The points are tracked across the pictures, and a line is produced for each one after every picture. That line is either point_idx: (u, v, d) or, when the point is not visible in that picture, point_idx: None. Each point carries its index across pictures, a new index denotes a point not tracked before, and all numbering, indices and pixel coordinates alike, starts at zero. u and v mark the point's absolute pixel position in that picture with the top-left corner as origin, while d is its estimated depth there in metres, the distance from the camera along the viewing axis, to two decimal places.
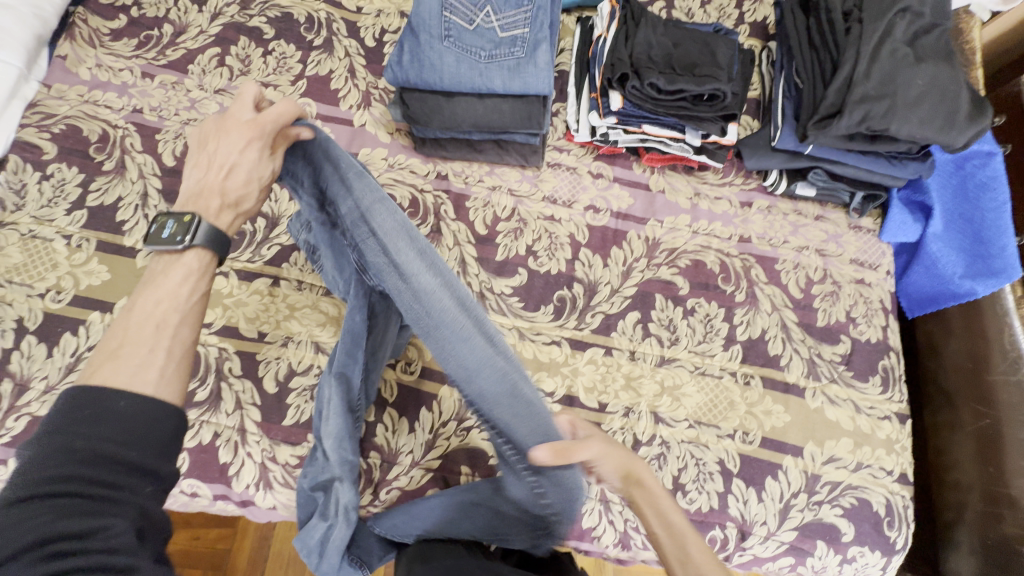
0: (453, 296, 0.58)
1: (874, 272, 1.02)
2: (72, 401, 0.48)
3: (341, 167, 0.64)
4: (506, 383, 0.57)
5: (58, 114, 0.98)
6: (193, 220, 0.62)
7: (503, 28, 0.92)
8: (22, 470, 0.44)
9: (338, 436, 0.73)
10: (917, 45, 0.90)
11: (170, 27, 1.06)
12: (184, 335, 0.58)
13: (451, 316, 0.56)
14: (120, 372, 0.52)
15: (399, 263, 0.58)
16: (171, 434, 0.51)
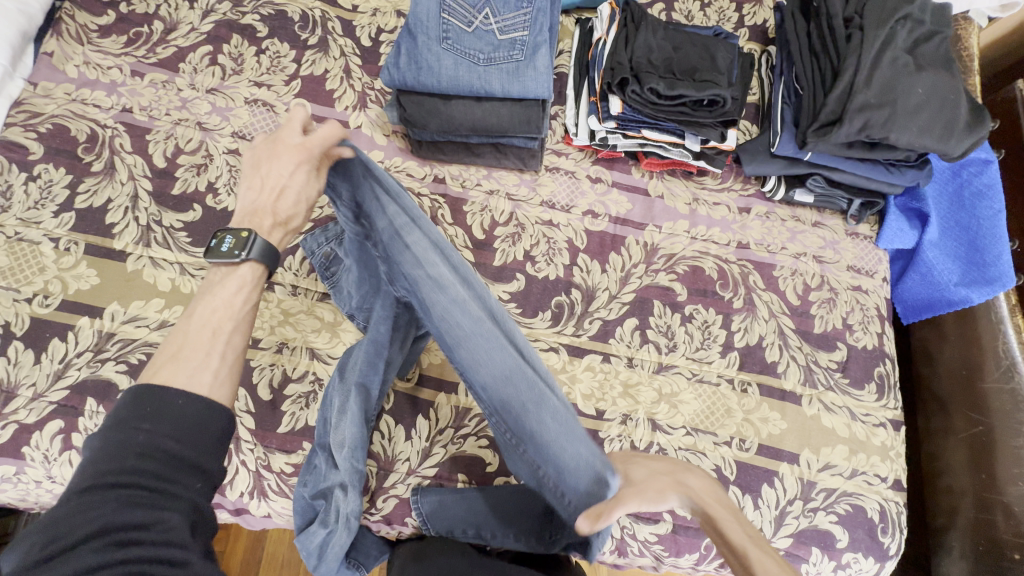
0: (484, 308, 0.66)
1: (871, 278, 1.02)
2: (135, 399, 0.50)
3: (381, 186, 0.68)
4: (534, 392, 0.63)
5: (45, 113, 0.95)
6: (249, 236, 0.62)
7: (502, 30, 0.91)
8: (94, 461, 0.47)
9: (345, 442, 0.74)
10: (917, 53, 0.89)
11: (161, 23, 1.04)
12: (236, 342, 0.59)
13: (482, 322, 0.65)
14: (178, 377, 0.53)
15: (437, 275, 0.66)
16: (221, 434, 0.53)
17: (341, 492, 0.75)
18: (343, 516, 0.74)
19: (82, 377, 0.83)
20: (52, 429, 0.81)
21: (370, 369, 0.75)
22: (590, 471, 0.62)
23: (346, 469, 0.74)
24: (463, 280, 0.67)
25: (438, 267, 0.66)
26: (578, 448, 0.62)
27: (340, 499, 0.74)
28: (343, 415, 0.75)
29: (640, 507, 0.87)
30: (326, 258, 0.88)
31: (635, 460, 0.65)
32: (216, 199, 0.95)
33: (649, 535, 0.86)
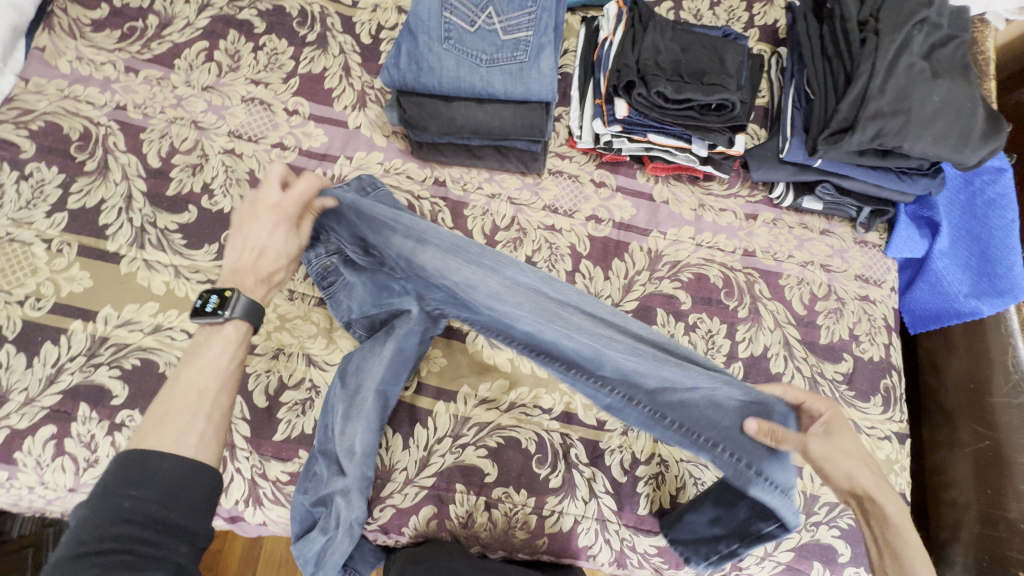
0: (525, 285, 0.73)
1: (879, 288, 1.00)
2: (120, 466, 0.51)
3: (371, 213, 0.72)
4: (612, 346, 0.69)
5: (37, 110, 0.93)
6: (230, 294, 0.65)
7: (506, 30, 0.88)
8: (78, 528, 0.48)
9: (354, 451, 0.77)
10: (933, 58, 0.87)
11: (156, 18, 1.01)
12: (223, 401, 0.61)
13: (527, 306, 0.71)
14: (165, 439, 0.54)
15: (464, 279, 0.71)
16: (206, 495, 0.54)
17: (342, 500, 0.75)
18: (346, 525, 0.75)
19: (75, 382, 0.82)
20: (44, 435, 0.79)
21: (388, 380, 0.80)
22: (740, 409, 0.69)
23: (353, 480, 0.76)
24: (490, 269, 0.73)
25: (471, 252, 0.74)
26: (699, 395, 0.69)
27: (340, 506, 0.75)
28: (355, 423, 0.78)
29: (640, 519, 0.85)
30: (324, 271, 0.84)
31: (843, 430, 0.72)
32: (212, 200, 0.93)
33: (648, 547, 0.85)
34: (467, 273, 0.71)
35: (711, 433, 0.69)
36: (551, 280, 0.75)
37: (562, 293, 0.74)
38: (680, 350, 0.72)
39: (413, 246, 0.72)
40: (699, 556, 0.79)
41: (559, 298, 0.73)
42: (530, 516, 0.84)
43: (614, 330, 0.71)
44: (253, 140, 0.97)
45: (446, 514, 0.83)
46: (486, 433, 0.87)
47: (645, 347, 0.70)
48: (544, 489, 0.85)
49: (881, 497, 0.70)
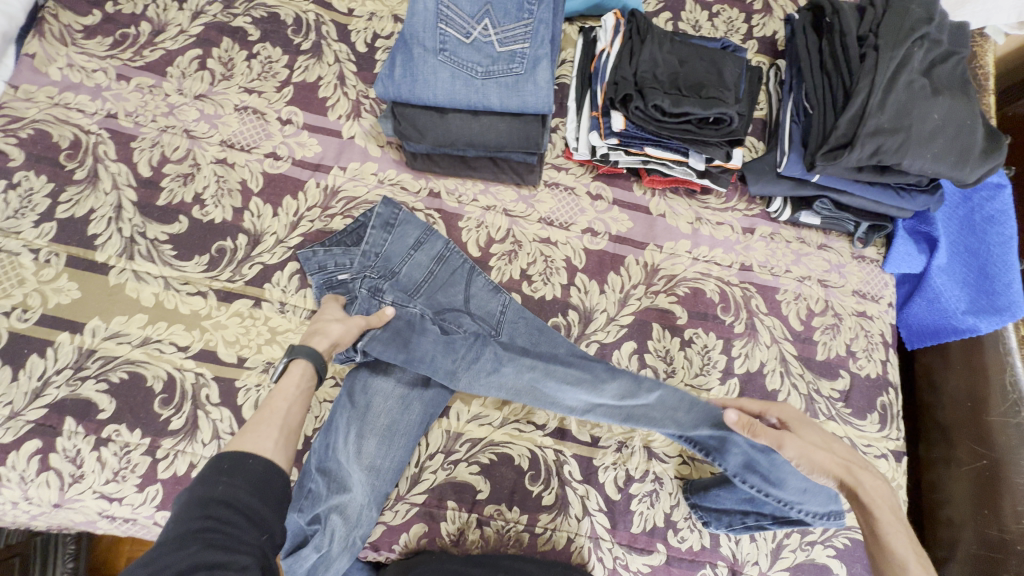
0: (512, 364, 0.83)
1: (876, 304, 0.99)
2: (219, 459, 0.58)
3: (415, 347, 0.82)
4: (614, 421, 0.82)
5: (26, 118, 0.92)
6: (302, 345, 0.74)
7: (502, 42, 0.87)
8: (179, 511, 0.53)
9: (376, 467, 0.80)
10: (933, 75, 0.86)
11: (148, 25, 1.00)
12: (294, 423, 0.68)
13: (518, 384, 0.82)
14: (247, 443, 0.61)
15: (458, 374, 0.82)
16: (282, 492, 0.59)
17: (345, 518, 0.76)
18: (347, 540, 0.76)
19: (61, 396, 0.80)
20: (29, 449, 0.78)
21: (399, 408, 0.83)
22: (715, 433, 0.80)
23: (359, 497, 0.78)
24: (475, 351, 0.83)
25: (484, 362, 0.83)
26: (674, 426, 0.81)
27: (338, 524, 0.75)
28: (372, 438, 0.80)
29: (634, 537, 0.84)
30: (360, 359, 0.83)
31: (811, 427, 0.75)
32: (203, 210, 0.91)
33: (641, 566, 0.83)
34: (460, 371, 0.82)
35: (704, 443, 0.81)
36: (546, 372, 0.82)
37: (563, 390, 0.82)
38: (655, 400, 0.82)
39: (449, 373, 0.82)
40: (720, 521, 0.83)
41: (563, 391, 0.82)
42: (522, 534, 0.83)
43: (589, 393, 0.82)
44: (246, 149, 0.96)
45: (437, 531, 0.82)
46: (478, 449, 0.85)
47: (634, 416, 0.81)
48: (536, 506, 0.84)
49: (862, 480, 0.69)
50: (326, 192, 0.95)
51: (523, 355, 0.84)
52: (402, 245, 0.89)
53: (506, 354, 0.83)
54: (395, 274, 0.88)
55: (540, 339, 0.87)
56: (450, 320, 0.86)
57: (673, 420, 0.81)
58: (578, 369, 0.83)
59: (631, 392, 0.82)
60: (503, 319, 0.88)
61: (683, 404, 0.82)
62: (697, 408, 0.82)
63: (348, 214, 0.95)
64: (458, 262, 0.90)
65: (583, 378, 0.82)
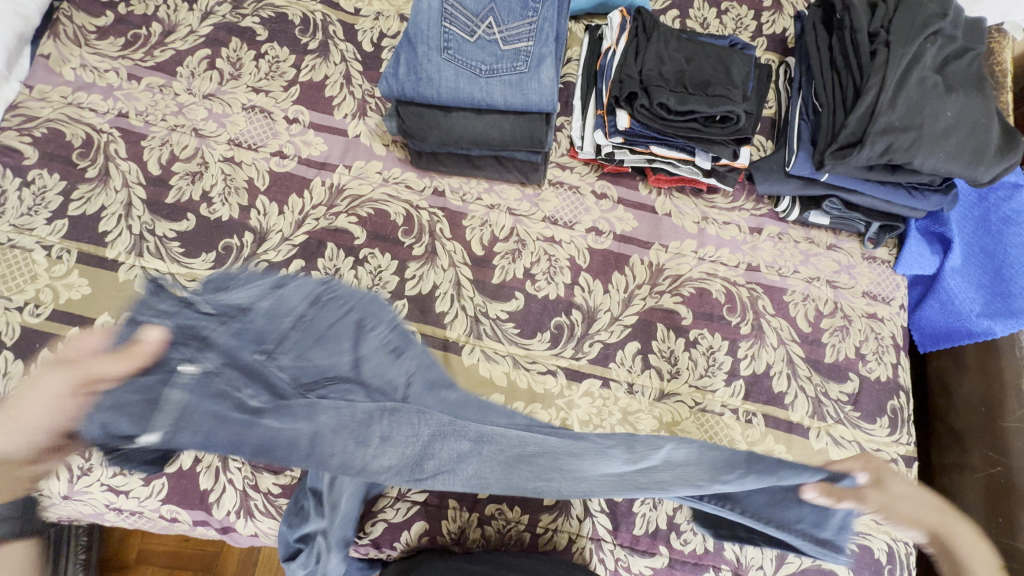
0: (466, 440, 0.62)
1: (887, 306, 0.97)
2: None
3: (318, 419, 0.54)
4: (623, 494, 0.64)
5: (40, 117, 0.94)
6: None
7: (506, 40, 0.87)
8: None
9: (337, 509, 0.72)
10: (947, 72, 0.84)
11: (159, 26, 1.02)
12: None
13: (482, 465, 0.62)
14: None
15: (376, 468, 0.57)
16: None
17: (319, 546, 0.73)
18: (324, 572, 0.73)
19: None
20: None
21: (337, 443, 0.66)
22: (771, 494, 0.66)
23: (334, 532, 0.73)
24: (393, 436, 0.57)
25: (427, 452, 0.59)
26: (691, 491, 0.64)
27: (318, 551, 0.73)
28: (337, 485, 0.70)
29: (637, 539, 0.83)
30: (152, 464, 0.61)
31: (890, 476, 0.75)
32: (210, 208, 0.93)
33: (644, 569, 0.83)
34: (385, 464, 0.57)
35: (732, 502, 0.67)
36: (541, 444, 0.65)
37: (562, 464, 0.64)
38: (665, 459, 0.66)
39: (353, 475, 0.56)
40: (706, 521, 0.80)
41: (564, 461, 0.64)
42: (523, 534, 0.82)
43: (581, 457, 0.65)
44: (253, 148, 0.97)
45: (438, 530, 0.82)
46: None
47: (642, 482, 0.64)
48: (537, 506, 0.83)
49: (957, 530, 0.71)
50: (332, 190, 0.96)
51: (466, 424, 0.63)
52: (257, 288, 0.64)
53: (451, 430, 0.61)
54: (247, 309, 0.59)
55: (482, 407, 0.69)
56: (333, 394, 0.56)
57: (692, 479, 0.64)
58: (570, 438, 0.67)
59: (636, 455, 0.66)
60: (410, 393, 0.61)
61: (691, 461, 0.65)
62: (712, 456, 0.66)
63: (353, 211, 0.94)
64: (337, 307, 0.64)
65: (585, 448, 0.66)
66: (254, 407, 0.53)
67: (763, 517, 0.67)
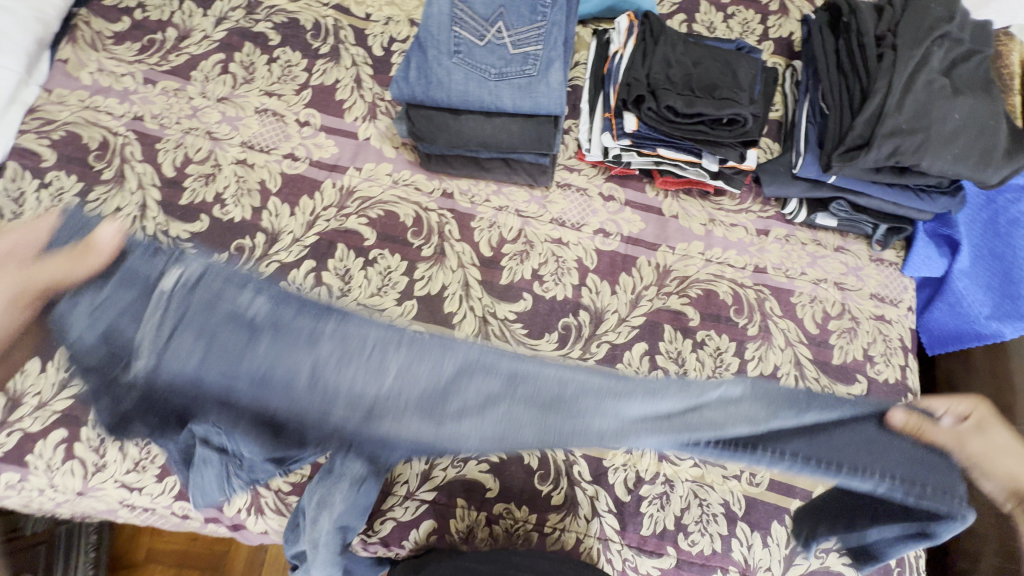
0: (500, 379, 0.60)
1: (895, 308, 0.97)
2: None
3: (283, 353, 0.58)
4: (669, 434, 0.58)
5: (59, 120, 0.96)
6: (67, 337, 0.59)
7: (515, 44, 0.88)
8: None
9: (315, 544, 0.69)
10: (954, 75, 0.84)
11: (174, 31, 1.04)
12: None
13: (478, 404, 0.59)
14: None
15: (372, 386, 0.58)
16: None
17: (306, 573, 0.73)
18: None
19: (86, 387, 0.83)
20: (55, 439, 0.81)
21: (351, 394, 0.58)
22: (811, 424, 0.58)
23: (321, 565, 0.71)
24: (404, 347, 0.60)
25: (454, 389, 0.59)
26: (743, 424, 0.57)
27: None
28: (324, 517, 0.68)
29: (644, 539, 0.84)
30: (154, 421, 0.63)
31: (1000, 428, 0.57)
32: (223, 209, 0.94)
33: (651, 569, 0.83)
34: (356, 380, 0.58)
35: (822, 448, 0.56)
36: (580, 386, 0.61)
37: (602, 402, 0.60)
38: (720, 397, 0.59)
39: (357, 417, 0.59)
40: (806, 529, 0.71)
41: (604, 405, 0.60)
42: (531, 533, 0.83)
43: (653, 404, 0.60)
44: (265, 150, 0.98)
45: (447, 529, 0.82)
46: None
47: (690, 420, 0.58)
48: (545, 505, 0.84)
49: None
50: (342, 192, 0.97)
51: (478, 357, 0.63)
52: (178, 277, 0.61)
53: (480, 368, 0.61)
54: (203, 289, 0.61)
55: (462, 361, 0.62)
56: (310, 330, 0.60)
57: (748, 415, 0.57)
58: (632, 384, 0.62)
59: (687, 394, 0.61)
60: (379, 335, 0.61)
61: (748, 398, 0.59)
62: (767, 390, 0.60)
63: (363, 213, 0.96)
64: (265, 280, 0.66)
65: (636, 386, 0.61)
66: (249, 315, 0.59)
67: (834, 464, 0.55)
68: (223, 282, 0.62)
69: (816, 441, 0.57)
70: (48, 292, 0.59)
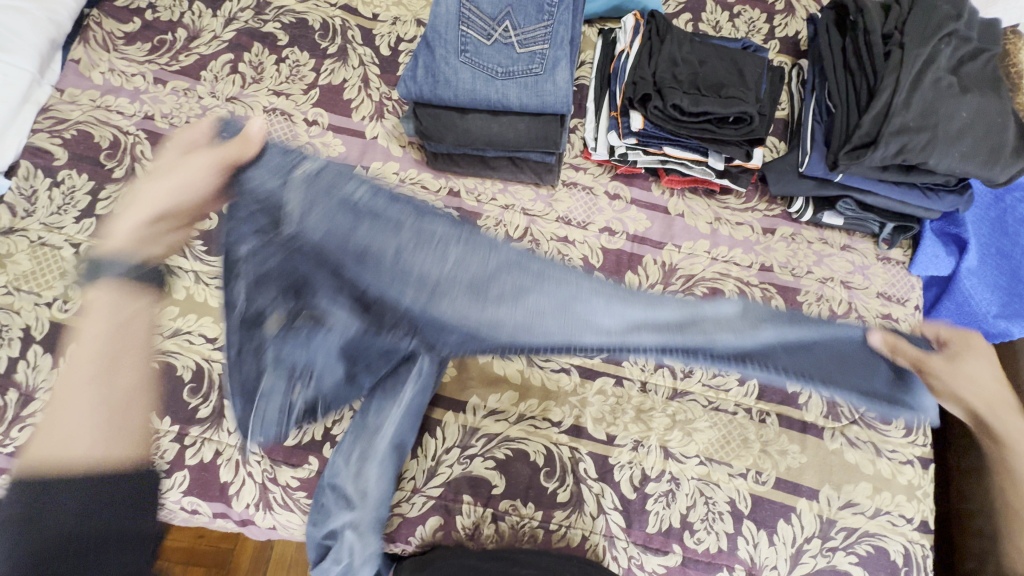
0: (535, 275, 0.86)
1: (902, 307, 0.96)
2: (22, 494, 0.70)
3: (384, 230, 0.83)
4: (667, 335, 0.83)
5: (70, 119, 0.97)
6: (244, 187, 0.83)
7: (522, 43, 0.89)
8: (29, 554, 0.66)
9: (366, 493, 0.78)
10: (962, 73, 0.84)
11: (184, 31, 1.05)
12: (123, 398, 0.81)
13: (521, 295, 0.84)
14: (80, 446, 0.73)
15: (438, 266, 0.83)
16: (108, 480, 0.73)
17: (352, 535, 0.78)
18: (365, 553, 0.79)
19: None
20: None
21: (417, 262, 0.83)
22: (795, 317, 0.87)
23: (366, 516, 0.79)
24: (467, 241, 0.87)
25: (492, 279, 0.84)
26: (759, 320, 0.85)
27: (352, 541, 0.78)
28: (367, 464, 0.79)
29: (650, 537, 0.83)
30: (243, 318, 0.80)
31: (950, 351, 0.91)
32: None
33: (656, 566, 0.83)
34: (431, 261, 0.83)
35: (800, 351, 0.84)
36: (591, 289, 0.87)
37: (611, 304, 0.85)
38: (720, 309, 0.85)
39: (424, 298, 0.82)
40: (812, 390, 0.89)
41: (608, 308, 0.85)
42: (537, 530, 0.83)
43: (647, 312, 0.85)
44: None
45: (453, 525, 0.83)
46: (494, 444, 0.86)
47: (700, 326, 0.84)
48: (551, 502, 0.84)
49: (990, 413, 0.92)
50: None
51: (524, 261, 0.88)
52: (280, 172, 0.85)
53: (517, 267, 0.87)
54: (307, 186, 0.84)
55: (504, 267, 0.86)
56: (410, 224, 0.85)
57: (737, 327, 0.84)
58: (632, 299, 0.87)
59: (688, 307, 0.86)
60: (460, 237, 0.86)
61: (740, 312, 0.86)
62: (755, 311, 0.87)
63: None
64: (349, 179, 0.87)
65: (637, 300, 0.87)
66: (348, 197, 0.84)
67: (812, 375, 0.83)
68: (334, 176, 0.87)
69: (786, 343, 0.84)
70: (235, 163, 0.86)
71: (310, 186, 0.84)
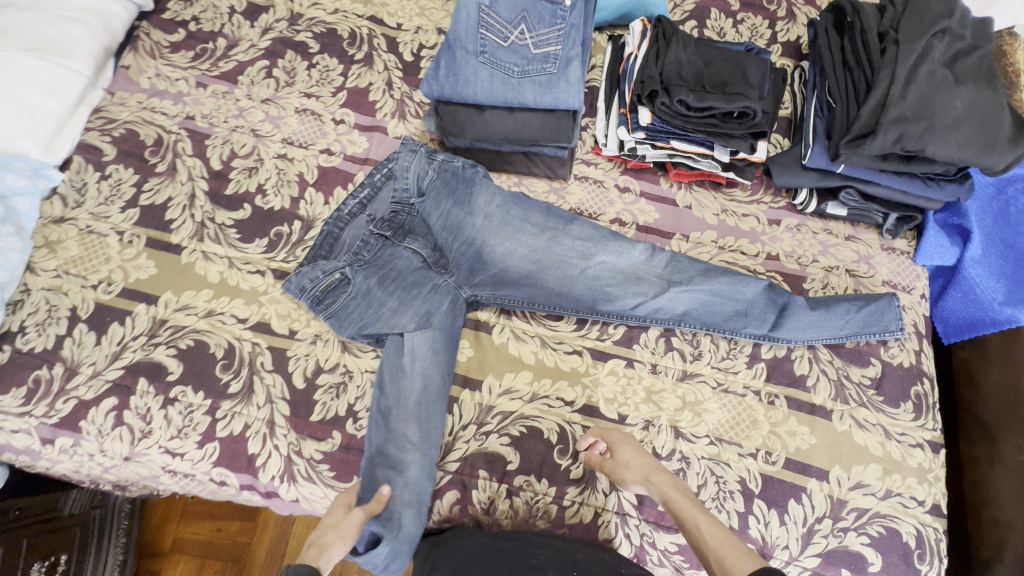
0: (559, 247, 0.97)
1: (909, 295, 0.99)
2: None
3: (459, 198, 0.99)
4: (627, 289, 0.95)
5: (119, 119, 1.05)
6: (394, 171, 0.99)
7: (537, 45, 0.94)
8: None
9: (423, 440, 0.85)
10: (956, 67, 0.89)
11: (224, 40, 1.13)
12: None
13: (538, 265, 0.96)
14: None
15: (481, 235, 0.97)
16: None
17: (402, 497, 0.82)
18: (419, 512, 0.82)
19: (137, 358, 0.90)
20: (106, 406, 0.87)
21: (462, 232, 0.98)
22: (743, 283, 0.95)
23: (413, 473, 0.83)
24: (516, 217, 0.98)
25: (524, 250, 0.97)
26: (748, 292, 0.95)
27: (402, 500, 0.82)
28: (410, 421, 0.86)
29: (661, 515, 0.85)
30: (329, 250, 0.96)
31: (625, 442, 0.83)
32: (264, 199, 1.01)
33: (669, 544, 0.84)
34: (475, 227, 0.97)
35: (743, 306, 0.94)
36: (575, 250, 0.97)
37: (586, 262, 0.97)
38: (666, 264, 0.96)
39: (478, 234, 0.97)
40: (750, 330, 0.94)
41: (588, 268, 0.96)
42: (551, 506, 0.85)
43: (609, 266, 0.97)
44: (304, 146, 1.06)
45: (469, 500, 0.86)
46: (509, 422, 0.89)
47: (658, 283, 0.95)
48: (564, 479, 0.86)
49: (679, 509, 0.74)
50: None
51: (552, 229, 0.98)
52: (419, 165, 0.99)
53: (554, 235, 0.97)
54: (407, 166, 0.99)
55: (529, 237, 0.97)
56: (480, 201, 0.98)
57: (682, 279, 0.95)
58: (600, 252, 0.97)
59: (643, 264, 0.97)
60: (512, 211, 0.98)
61: (697, 273, 0.95)
62: (714, 271, 0.95)
63: None
64: (451, 164, 1.00)
65: (608, 258, 0.97)
66: (466, 175, 1.00)
67: (710, 321, 0.95)
68: (450, 157, 1.01)
69: (716, 295, 0.95)
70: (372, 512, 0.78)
71: (418, 154, 1.00)
